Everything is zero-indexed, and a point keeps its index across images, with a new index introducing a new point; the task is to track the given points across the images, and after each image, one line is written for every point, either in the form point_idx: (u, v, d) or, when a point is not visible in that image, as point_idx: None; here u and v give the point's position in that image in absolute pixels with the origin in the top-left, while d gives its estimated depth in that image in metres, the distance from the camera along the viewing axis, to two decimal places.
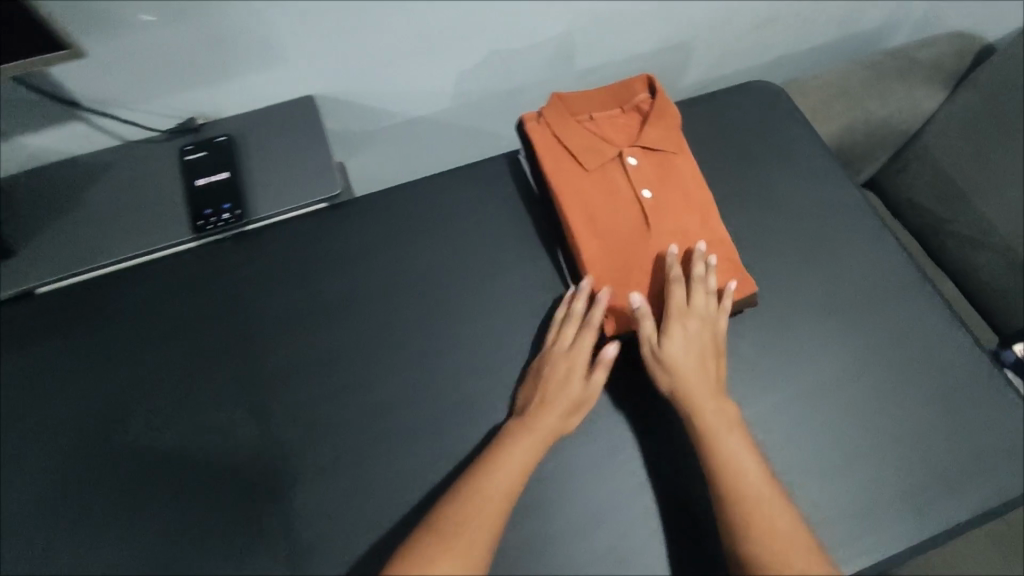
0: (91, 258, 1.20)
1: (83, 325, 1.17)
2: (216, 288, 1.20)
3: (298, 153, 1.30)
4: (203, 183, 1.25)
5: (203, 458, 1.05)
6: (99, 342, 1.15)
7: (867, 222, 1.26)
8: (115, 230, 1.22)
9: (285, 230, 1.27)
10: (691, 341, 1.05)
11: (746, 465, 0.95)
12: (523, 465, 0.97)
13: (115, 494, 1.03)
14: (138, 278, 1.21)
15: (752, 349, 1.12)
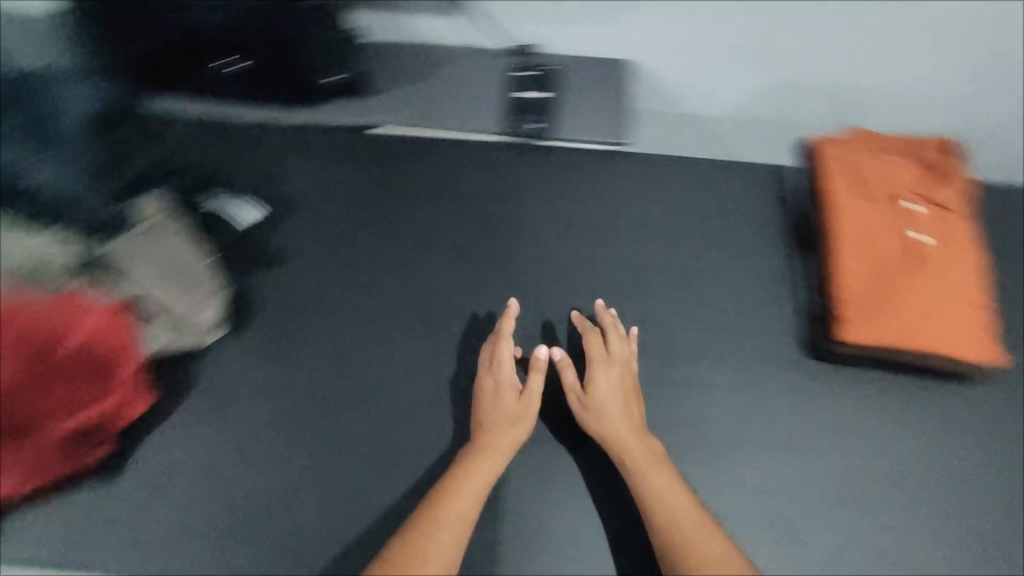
0: (425, 123, 1.52)
1: (405, 180, 1.55)
2: (509, 181, 1.53)
3: (604, 100, 1.55)
4: (527, 96, 1.53)
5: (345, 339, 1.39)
6: (407, 198, 1.54)
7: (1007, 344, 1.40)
8: (446, 106, 1.53)
9: (571, 158, 1.55)
10: (613, 400, 1.25)
11: (669, 496, 1.13)
12: (476, 486, 1.14)
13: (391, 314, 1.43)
14: (450, 162, 1.56)
15: (891, 400, 1.35)
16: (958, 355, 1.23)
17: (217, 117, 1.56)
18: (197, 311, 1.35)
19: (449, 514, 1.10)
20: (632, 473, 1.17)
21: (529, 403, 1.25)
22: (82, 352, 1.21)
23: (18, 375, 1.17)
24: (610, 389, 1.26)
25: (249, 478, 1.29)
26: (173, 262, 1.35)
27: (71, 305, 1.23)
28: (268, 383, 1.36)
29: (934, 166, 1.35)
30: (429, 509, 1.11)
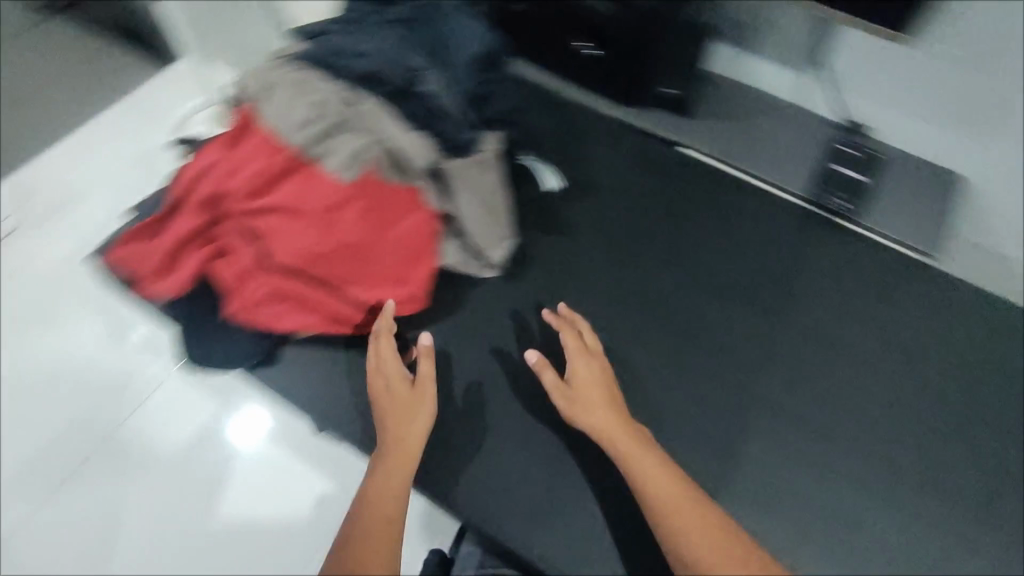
0: (678, 134, 1.10)
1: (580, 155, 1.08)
2: (840, 275, 1.00)
3: (925, 204, 1.03)
4: (841, 172, 1.05)
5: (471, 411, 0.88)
6: (590, 189, 1.05)
7: None
8: (772, 154, 1.09)
9: (883, 268, 1.00)
10: (602, 378, 0.84)
11: (657, 486, 0.73)
12: (390, 483, 0.73)
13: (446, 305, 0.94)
14: (628, 142, 1.10)
15: None
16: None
17: None
18: (456, 253, 0.91)
19: (368, 532, 0.67)
20: (627, 465, 0.75)
21: (433, 387, 0.82)
22: (364, 245, 0.82)
23: (249, 223, 0.81)
24: (585, 386, 0.82)
25: (364, 430, 0.86)
26: (484, 199, 0.90)
27: (373, 185, 0.83)
28: (451, 361, 0.90)
29: None
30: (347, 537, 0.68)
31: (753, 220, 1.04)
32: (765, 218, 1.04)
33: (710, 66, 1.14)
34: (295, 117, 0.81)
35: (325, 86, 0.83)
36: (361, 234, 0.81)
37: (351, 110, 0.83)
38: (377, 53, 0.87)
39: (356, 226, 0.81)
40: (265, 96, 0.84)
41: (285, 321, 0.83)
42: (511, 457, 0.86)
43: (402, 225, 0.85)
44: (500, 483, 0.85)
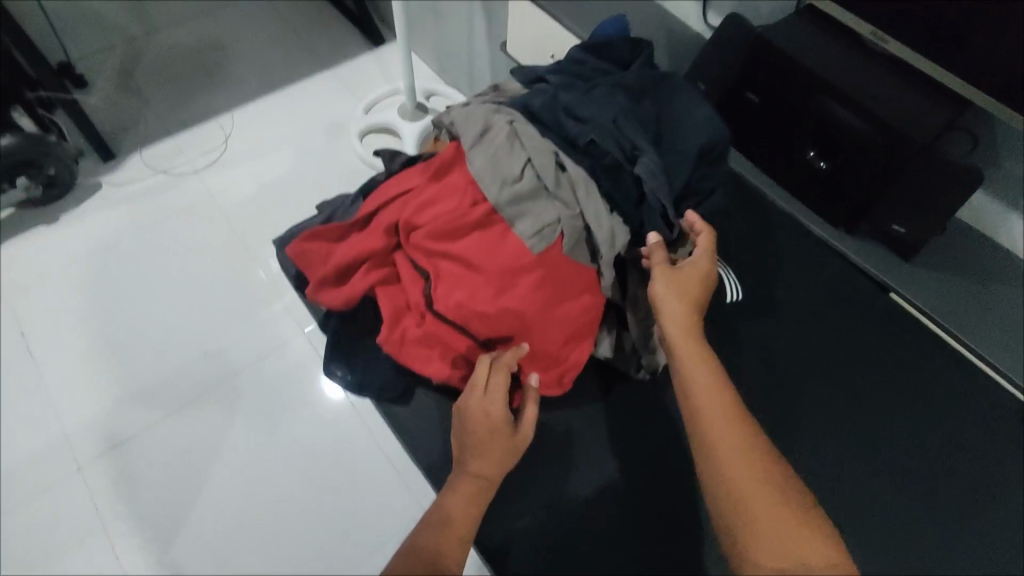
0: (893, 278, 0.99)
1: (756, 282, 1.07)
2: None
3: None
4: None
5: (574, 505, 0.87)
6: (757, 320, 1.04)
7: None
8: (1000, 330, 0.94)
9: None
10: (686, 304, 0.72)
11: (718, 433, 0.61)
12: (462, 501, 0.69)
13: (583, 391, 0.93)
14: (816, 280, 1.05)
15: None
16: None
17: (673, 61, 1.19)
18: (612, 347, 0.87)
19: (438, 541, 0.65)
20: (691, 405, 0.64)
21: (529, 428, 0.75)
22: (530, 318, 0.78)
23: (429, 261, 0.80)
24: (671, 319, 0.71)
25: None
26: None
27: (558, 259, 0.78)
28: (571, 447, 0.89)
29: None
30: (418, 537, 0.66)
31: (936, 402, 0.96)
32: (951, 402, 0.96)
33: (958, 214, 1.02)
34: (504, 170, 0.79)
35: (542, 146, 0.80)
36: (531, 306, 0.77)
37: (560, 177, 0.80)
38: (602, 122, 0.82)
39: (529, 297, 0.77)
40: (478, 139, 0.82)
41: (430, 366, 0.81)
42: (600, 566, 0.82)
43: (572, 307, 0.79)
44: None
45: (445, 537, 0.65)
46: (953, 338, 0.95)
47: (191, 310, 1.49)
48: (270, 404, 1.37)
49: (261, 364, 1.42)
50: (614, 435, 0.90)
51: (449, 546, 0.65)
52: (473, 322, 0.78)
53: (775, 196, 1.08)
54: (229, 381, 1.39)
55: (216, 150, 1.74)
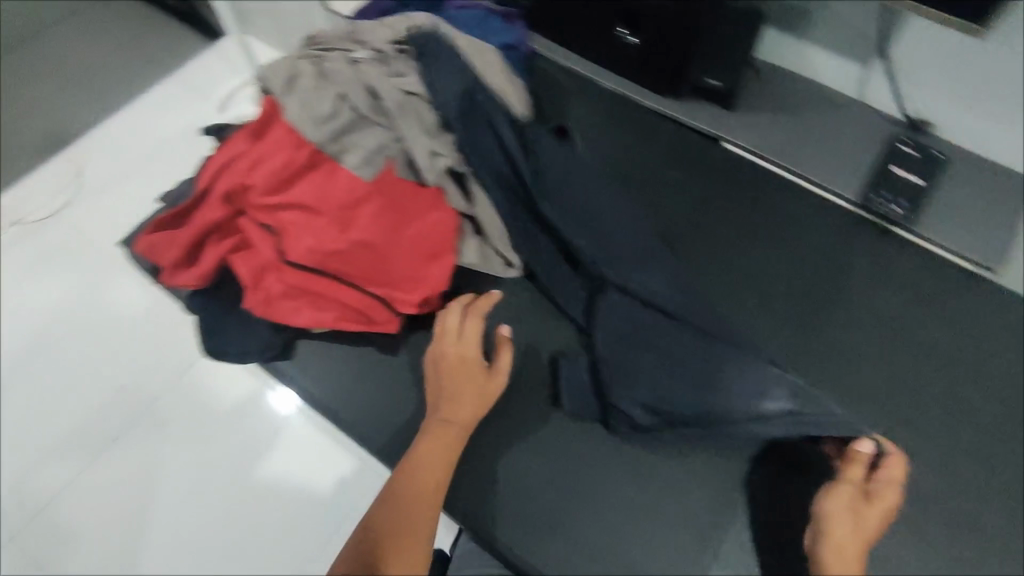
0: (715, 122, 1.05)
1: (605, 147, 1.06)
2: (886, 283, 0.95)
3: (977, 211, 0.97)
4: (898, 173, 1.00)
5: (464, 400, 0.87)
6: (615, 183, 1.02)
7: None
8: (815, 152, 1.02)
9: (934, 279, 0.95)
10: (864, 530, 0.69)
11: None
12: (433, 449, 0.75)
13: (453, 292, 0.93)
14: (657, 133, 1.06)
15: None
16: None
17: None
18: (475, 253, 0.88)
19: (411, 488, 0.72)
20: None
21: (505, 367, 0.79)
22: (382, 243, 0.82)
23: (271, 216, 0.82)
24: (846, 515, 0.69)
25: (357, 412, 0.85)
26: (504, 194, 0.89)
27: (393, 182, 0.82)
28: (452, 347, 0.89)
29: None
30: (386, 504, 0.71)
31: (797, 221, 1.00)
32: (806, 218, 1.00)
33: (756, 55, 1.10)
34: (317, 110, 0.81)
35: (351, 81, 0.84)
36: (379, 232, 0.81)
37: (376, 105, 0.84)
38: (716, 369, 0.79)
39: (375, 223, 0.81)
40: (287, 86, 0.83)
41: (301, 316, 0.83)
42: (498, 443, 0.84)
43: (422, 224, 0.83)
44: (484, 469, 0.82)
45: (414, 503, 0.70)
46: (796, 173, 1.02)
47: (83, 355, 1.36)
48: (197, 426, 1.29)
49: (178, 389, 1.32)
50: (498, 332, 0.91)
51: (417, 510, 0.70)
52: (323, 262, 0.81)
53: (608, 82, 1.10)
54: (147, 413, 1.30)
55: (56, 180, 1.57)
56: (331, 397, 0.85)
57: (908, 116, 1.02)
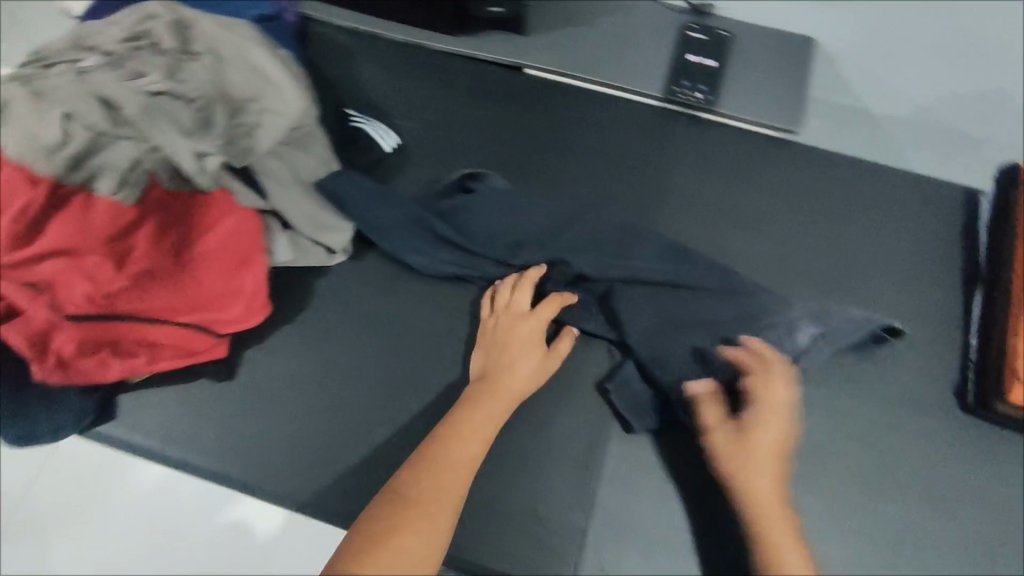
0: (510, 52, 1.02)
1: (408, 102, 1.00)
2: (709, 162, 0.96)
3: (769, 78, 1.02)
4: (693, 60, 1.02)
5: (320, 401, 0.80)
6: (428, 136, 0.97)
7: None
8: (612, 57, 1.02)
9: (753, 153, 0.97)
10: (763, 459, 0.70)
11: (775, 547, 0.65)
12: (481, 419, 0.71)
13: (282, 295, 0.85)
14: (457, 75, 1.02)
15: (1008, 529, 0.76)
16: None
17: None
18: (289, 250, 0.82)
19: (458, 456, 0.67)
20: (752, 525, 0.67)
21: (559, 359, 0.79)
22: (174, 266, 0.75)
23: (31, 273, 0.69)
24: (734, 453, 0.70)
25: (205, 448, 0.77)
26: (301, 177, 0.84)
27: (166, 199, 0.75)
28: (293, 351, 0.83)
29: None
30: (422, 467, 0.66)
31: (615, 128, 0.98)
32: (621, 123, 0.99)
33: None
34: (41, 140, 0.66)
35: (72, 93, 0.69)
36: (165, 256, 0.74)
37: (113, 117, 0.70)
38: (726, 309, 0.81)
39: (157, 249, 0.74)
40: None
41: (109, 371, 0.74)
42: (369, 433, 0.79)
43: (216, 233, 0.77)
44: (361, 463, 0.77)
45: (449, 473, 0.66)
46: (600, 83, 1.01)
47: None
48: (73, 522, 0.99)
49: (41, 482, 1.01)
50: (340, 321, 0.84)
51: (450, 481, 0.65)
52: (113, 305, 0.72)
53: (393, 35, 1.04)
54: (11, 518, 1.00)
55: None
56: (172, 440, 0.77)
57: (690, 3, 1.05)
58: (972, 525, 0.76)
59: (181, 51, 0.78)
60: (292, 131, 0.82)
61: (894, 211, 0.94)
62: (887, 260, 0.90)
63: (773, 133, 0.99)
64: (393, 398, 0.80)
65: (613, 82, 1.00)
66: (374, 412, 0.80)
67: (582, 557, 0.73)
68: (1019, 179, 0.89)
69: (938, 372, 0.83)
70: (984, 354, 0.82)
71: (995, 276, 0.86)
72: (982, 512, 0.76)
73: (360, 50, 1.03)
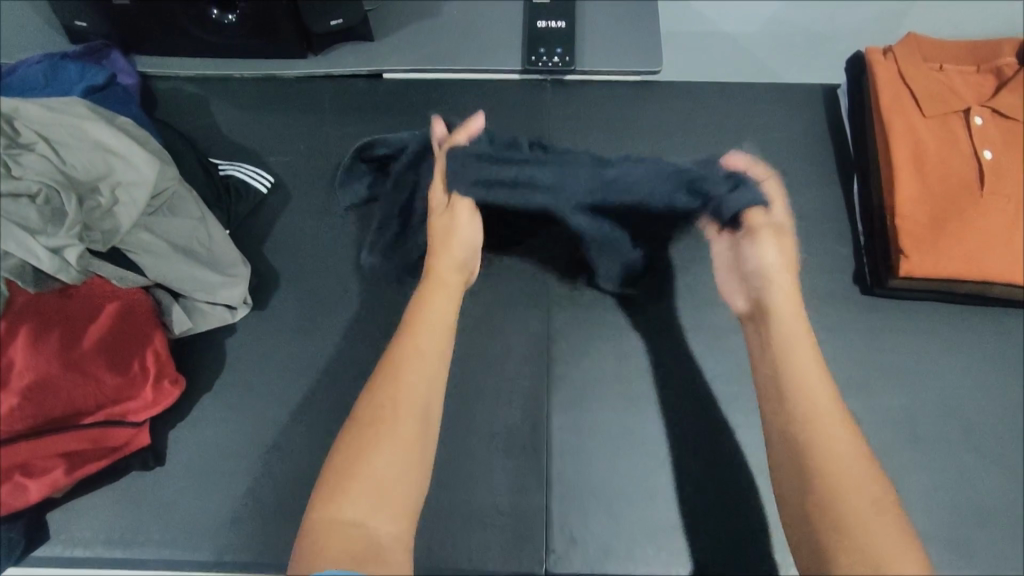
0: (362, 61, 1.00)
1: (275, 137, 0.97)
2: (583, 122, 0.98)
3: (619, 25, 1.03)
4: (543, 26, 1.02)
5: (260, 459, 0.78)
6: (303, 166, 0.95)
7: (999, 351, 0.83)
8: (465, 42, 1.02)
9: (623, 102, 0.99)
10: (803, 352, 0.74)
11: (804, 393, 0.71)
12: (417, 369, 0.72)
13: (195, 363, 0.83)
14: (317, 97, 1.00)
15: (926, 388, 0.81)
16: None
17: (29, 25, 1.00)
18: (186, 316, 0.80)
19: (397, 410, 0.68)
20: (800, 428, 0.69)
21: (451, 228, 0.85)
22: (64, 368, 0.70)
23: None
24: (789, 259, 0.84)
25: (153, 539, 0.75)
26: (178, 244, 0.80)
27: (34, 301, 0.70)
28: (220, 417, 0.80)
29: (1000, 77, 0.87)
30: (374, 430, 0.67)
31: (486, 111, 0.98)
32: (491, 102, 0.99)
33: None
34: None
35: None
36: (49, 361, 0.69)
37: None
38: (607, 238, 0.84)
39: (35, 354, 0.67)
40: None
41: (27, 494, 0.69)
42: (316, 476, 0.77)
43: (101, 321, 0.73)
44: None
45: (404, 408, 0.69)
46: (459, 70, 1.00)
47: None
48: None
49: None
50: (260, 373, 0.82)
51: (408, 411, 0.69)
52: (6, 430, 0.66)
53: (241, 71, 1.00)
54: None
55: None
56: (115, 542, 0.75)
57: None
58: (897, 393, 0.81)
59: (9, 145, 0.73)
60: (155, 199, 0.79)
61: (764, 124, 0.98)
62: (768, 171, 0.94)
63: (636, 79, 1.01)
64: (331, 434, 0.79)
65: (471, 66, 1.00)
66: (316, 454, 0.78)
67: (550, 533, 0.75)
68: (864, 66, 0.93)
69: (837, 265, 0.87)
70: (870, 237, 0.86)
71: (866, 161, 0.90)
72: (902, 382, 0.81)
73: (210, 95, 0.99)
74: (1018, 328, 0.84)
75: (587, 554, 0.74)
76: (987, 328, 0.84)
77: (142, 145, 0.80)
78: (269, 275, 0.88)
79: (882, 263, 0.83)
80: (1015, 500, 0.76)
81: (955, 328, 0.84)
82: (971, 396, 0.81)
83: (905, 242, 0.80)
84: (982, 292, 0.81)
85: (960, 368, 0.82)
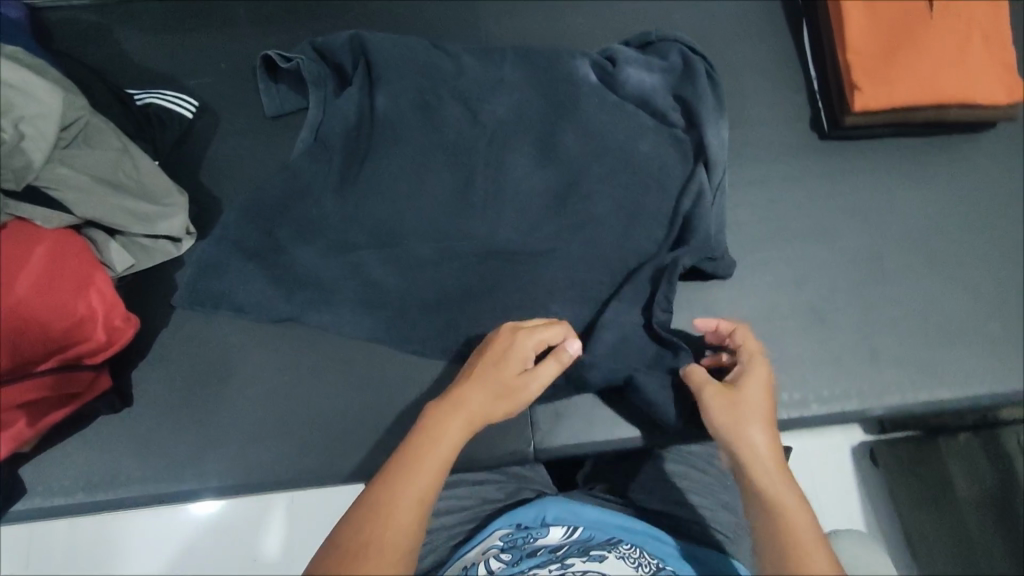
0: None
1: (192, 59, 0.90)
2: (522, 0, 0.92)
3: None
4: None
5: (232, 386, 0.77)
6: (228, 87, 0.89)
7: (959, 179, 0.83)
8: None
9: None
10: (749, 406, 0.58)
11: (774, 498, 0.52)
12: (462, 428, 0.57)
13: (148, 302, 0.80)
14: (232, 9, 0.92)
15: (891, 222, 0.81)
16: (983, 101, 0.77)
17: None
18: (126, 254, 0.75)
19: (432, 461, 0.54)
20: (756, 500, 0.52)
21: (540, 372, 0.62)
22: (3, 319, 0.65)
23: None
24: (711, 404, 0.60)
25: (139, 477, 0.74)
26: (103, 176, 0.72)
27: None
28: (182, 353, 0.78)
29: None
30: (396, 474, 0.53)
31: (416, 3, 0.92)
32: None
33: None
34: None
35: None
36: None
37: None
38: (557, 122, 0.82)
39: None
40: None
41: None
42: (293, 394, 0.77)
43: (31, 266, 0.67)
44: (297, 424, 0.76)
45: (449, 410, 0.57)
46: None
47: None
48: None
49: None
50: None
51: (453, 450, 0.56)
52: None
53: None
54: None
55: None
56: (98, 486, 0.73)
57: None
58: (863, 232, 0.80)
59: None
60: (66, 131, 0.70)
61: None
62: (718, 27, 0.90)
63: None
64: (301, 352, 0.78)
65: None
66: (291, 372, 0.77)
67: (534, 413, 0.76)
68: None
69: (793, 115, 0.85)
70: (823, 79, 0.84)
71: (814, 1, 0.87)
72: (866, 221, 0.81)
73: (112, 22, 0.91)
74: (976, 154, 0.83)
75: (572, 427, 0.75)
76: (944, 157, 0.83)
77: (40, 73, 0.72)
78: (213, 205, 0.84)
79: (834, 105, 0.82)
80: (980, 322, 0.78)
81: (913, 160, 0.83)
82: (934, 227, 0.81)
83: (856, 78, 0.78)
84: (934, 120, 0.80)
85: (922, 199, 0.82)
